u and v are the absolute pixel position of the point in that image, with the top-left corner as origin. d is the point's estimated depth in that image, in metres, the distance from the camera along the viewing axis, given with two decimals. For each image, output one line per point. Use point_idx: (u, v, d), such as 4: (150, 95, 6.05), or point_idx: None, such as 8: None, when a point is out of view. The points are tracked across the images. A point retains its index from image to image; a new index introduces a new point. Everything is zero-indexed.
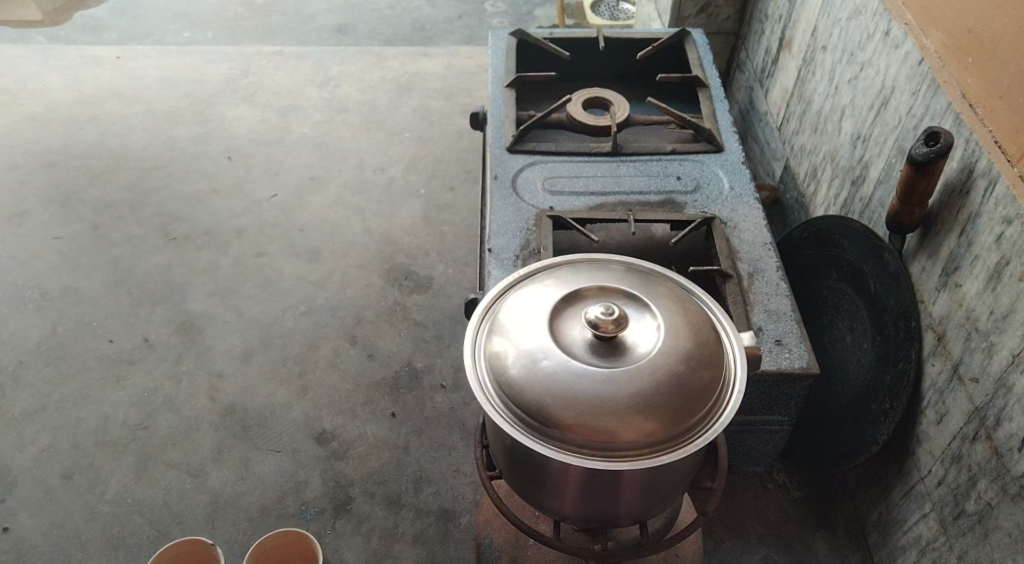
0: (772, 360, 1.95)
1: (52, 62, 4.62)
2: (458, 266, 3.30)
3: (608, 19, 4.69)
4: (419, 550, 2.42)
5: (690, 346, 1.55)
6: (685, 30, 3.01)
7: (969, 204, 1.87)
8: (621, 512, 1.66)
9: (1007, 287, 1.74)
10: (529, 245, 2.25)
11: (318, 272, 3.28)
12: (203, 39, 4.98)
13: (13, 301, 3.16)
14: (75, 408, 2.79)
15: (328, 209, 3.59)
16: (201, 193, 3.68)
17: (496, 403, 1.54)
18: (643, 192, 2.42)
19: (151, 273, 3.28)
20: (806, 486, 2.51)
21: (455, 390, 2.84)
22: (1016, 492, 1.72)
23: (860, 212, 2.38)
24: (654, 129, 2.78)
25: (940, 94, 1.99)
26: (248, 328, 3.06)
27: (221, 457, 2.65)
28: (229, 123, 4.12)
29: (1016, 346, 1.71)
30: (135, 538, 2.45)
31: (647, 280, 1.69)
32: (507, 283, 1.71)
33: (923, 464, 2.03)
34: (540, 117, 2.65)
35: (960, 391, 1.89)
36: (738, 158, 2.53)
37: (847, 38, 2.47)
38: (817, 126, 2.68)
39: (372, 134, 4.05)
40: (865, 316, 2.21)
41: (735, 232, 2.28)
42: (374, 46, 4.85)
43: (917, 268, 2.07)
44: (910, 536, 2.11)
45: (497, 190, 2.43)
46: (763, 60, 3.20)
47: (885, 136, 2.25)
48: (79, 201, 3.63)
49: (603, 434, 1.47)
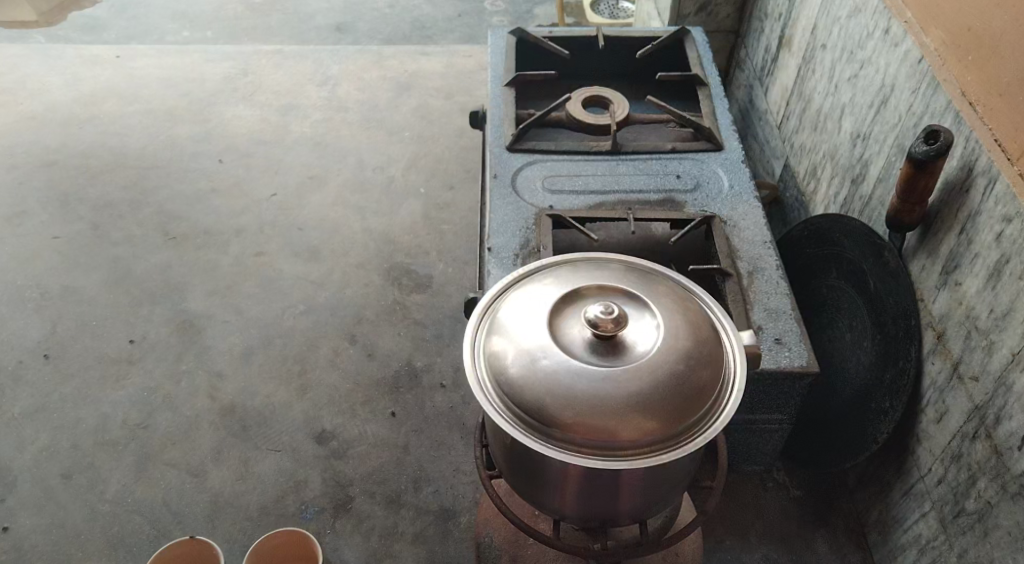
0: (772, 359, 1.95)
1: (51, 61, 4.61)
2: (458, 266, 3.30)
3: (607, 18, 4.68)
4: (419, 550, 2.42)
5: (690, 345, 1.54)
6: (685, 29, 3.01)
7: (969, 202, 1.87)
8: (621, 511, 1.66)
9: (1007, 285, 1.74)
10: (529, 244, 2.24)
11: (318, 271, 3.28)
12: (202, 39, 4.97)
13: (13, 301, 3.16)
14: (75, 408, 2.79)
15: (328, 208, 3.59)
16: (201, 193, 3.67)
17: (496, 402, 1.53)
18: (643, 191, 2.42)
19: (151, 272, 3.28)
20: (806, 485, 2.51)
21: (455, 389, 2.84)
22: (1016, 491, 1.72)
23: (860, 211, 2.38)
24: (654, 127, 2.78)
25: (939, 92, 1.99)
26: (248, 328, 3.06)
27: (221, 456, 2.65)
28: (229, 123, 4.11)
29: (1016, 345, 1.71)
30: (135, 538, 2.45)
31: (647, 279, 1.69)
32: (507, 282, 1.71)
33: (923, 463, 2.02)
34: (540, 116, 2.65)
35: (960, 389, 1.89)
36: (738, 157, 2.53)
37: (847, 37, 2.47)
38: (817, 125, 2.68)
39: (372, 134, 4.05)
40: (865, 315, 2.21)
41: (735, 231, 2.28)
42: (373, 45, 4.85)
43: (917, 267, 2.07)
44: (910, 535, 2.11)
45: (497, 189, 2.43)
46: (762, 59, 3.20)
47: (884, 134, 2.25)
48: (78, 200, 3.63)
49: (603, 433, 1.46)
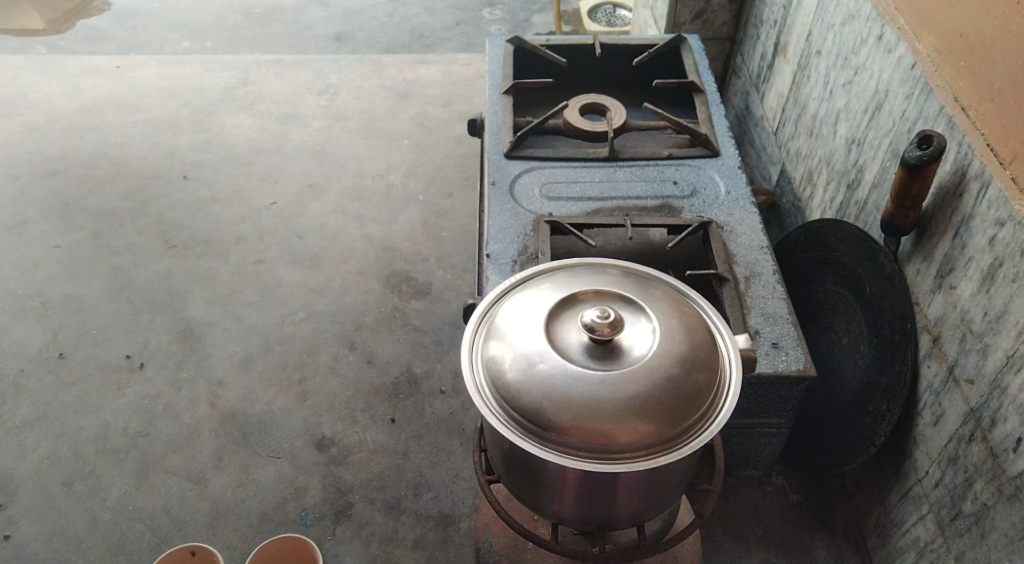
0: (769, 363, 1.96)
1: (52, 72, 4.64)
2: (457, 272, 3.31)
3: (604, 26, 4.72)
4: (419, 555, 2.43)
5: (685, 348, 1.56)
6: (681, 37, 3.04)
7: (963, 206, 1.88)
8: (619, 514, 1.67)
9: (1001, 288, 1.75)
10: (527, 250, 2.26)
11: (318, 278, 3.30)
12: (202, 48, 5.01)
13: (14, 310, 3.17)
14: (76, 416, 2.80)
15: (327, 216, 3.61)
16: (202, 201, 3.70)
17: (494, 406, 1.54)
18: (640, 197, 2.44)
19: (152, 280, 3.29)
20: (805, 490, 2.52)
21: (455, 395, 2.85)
22: (1012, 493, 1.73)
23: (856, 215, 2.39)
24: (651, 134, 2.80)
25: (932, 98, 2.01)
26: (248, 335, 3.07)
27: (221, 463, 2.66)
28: (229, 132, 4.14)
29: (1011, 347, 1.72)
30: (136, 545, 2.46)
31: (642, 284, 1.70)
32: (504, 287, 1.73)
33: (921, 465, 2.03)
34: (538, 123, 2.67)
35: (956, 392, 1.90)
36: (734, 163, 2.55)
37: (842, 43, 2.49)
38: (813, 130, 2.69)
39: (371, 141, 4.07)
40: (862, 319, 2.22)
41: (732, 236, 2.29)
42: (372, 54, 4.88)
43: (912, 271, 2.09)
44: (908, 538, 2.12)
45: (495, 196, 2.45)
46: (758, 66, 3.22)
47: (879, 139, 2.27)
48: (79, 209, 3.65)
49: (601, 436, 1.47)
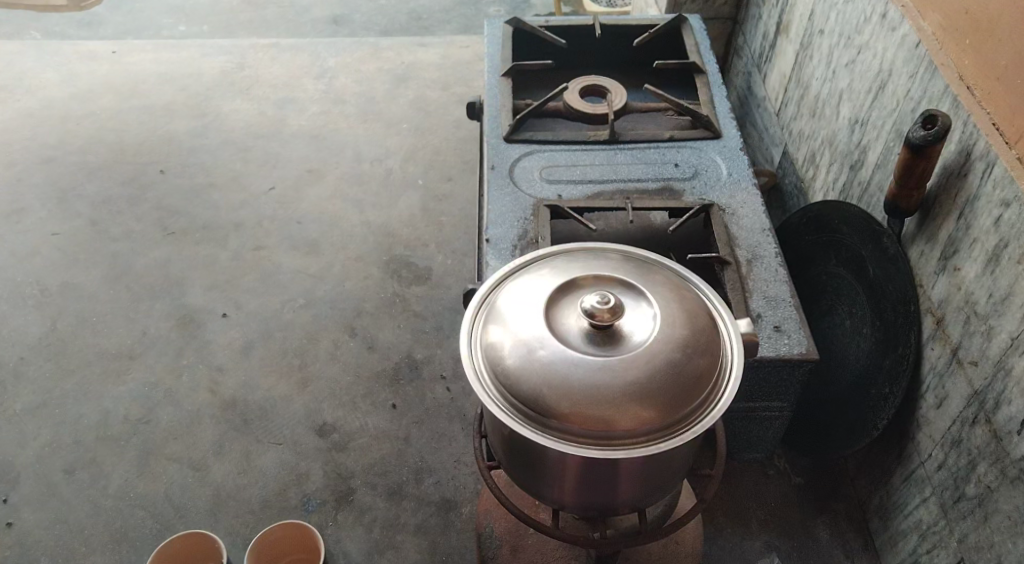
0: (771, 346, 1.94)
1: (48, 57, 4.60)
2: (458, 257, 3.29)
3: (605, 6, 4.69)
4: (420, 541, 2.43)
5: (685, 333, 1.54)
6: (682, 16, 2.99)
7: (967, 187, 1.86)
8: (619, 500, 1.66)
9: (1006, 270, 1.73)
10: (527, 234, 2.24)
11: (317, 264, 3.28)
12: (199, 33, 4.97)
13: (13, 298, 3.16)
14: (77, 404, 2.80)
15: (326, 202, 3.58)
16: (200, 187, 3.67)
17: (492, 393, 1.53)
18: (641, 180, 2.41)
19: (151, 267, 3.28)
20: (806, 472, 2.52)
21: (455, 381, 2.85)
22: (1015, 475, 1.72)
23: (859, 196, 2.37)
24: (652, 115, 2.77)
25: (937, 77, 1.98)
26: (249, 322, 3.06)
27: (222, 450, 2.66)
28: (227, 117, 4.10)
29: (1015, 329, 1.70)
30: (138, 532, 2.46)
31: (643, 268, 1.68)
32: (504, 272, 1.71)
33: (923, 448, 2.02)
34: (537, 105, 2.64)
35: (960, 374, 1.88)
36: (736, 144, 2.52)
37: (845, 21, 2.45)
38: (816, 111, 2.66)
39: (370, 126, 4.03)
40: (864, 301, 2.20)
41: (734, 218, 2.27)
42: (370, 37, 4.83)
43: (916, 252, 2.07)
44: (910, 521, 2.11)
45: (495, 180, 2.42)
46: (761, 45, 3.17)
47: (882, 118, 2.24)
48: (77, 196, 3.62)
49: (600, 423, 1.46)
